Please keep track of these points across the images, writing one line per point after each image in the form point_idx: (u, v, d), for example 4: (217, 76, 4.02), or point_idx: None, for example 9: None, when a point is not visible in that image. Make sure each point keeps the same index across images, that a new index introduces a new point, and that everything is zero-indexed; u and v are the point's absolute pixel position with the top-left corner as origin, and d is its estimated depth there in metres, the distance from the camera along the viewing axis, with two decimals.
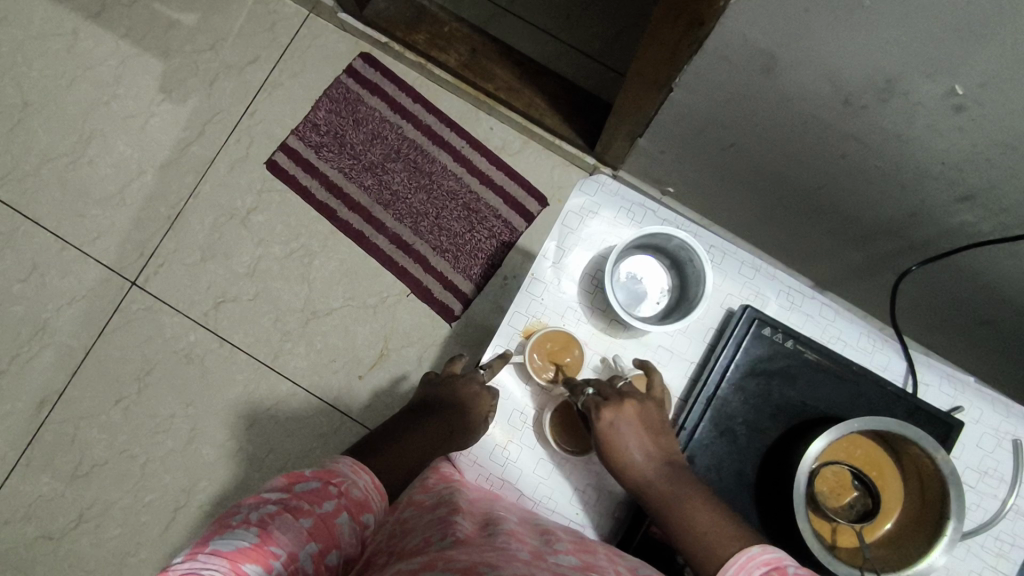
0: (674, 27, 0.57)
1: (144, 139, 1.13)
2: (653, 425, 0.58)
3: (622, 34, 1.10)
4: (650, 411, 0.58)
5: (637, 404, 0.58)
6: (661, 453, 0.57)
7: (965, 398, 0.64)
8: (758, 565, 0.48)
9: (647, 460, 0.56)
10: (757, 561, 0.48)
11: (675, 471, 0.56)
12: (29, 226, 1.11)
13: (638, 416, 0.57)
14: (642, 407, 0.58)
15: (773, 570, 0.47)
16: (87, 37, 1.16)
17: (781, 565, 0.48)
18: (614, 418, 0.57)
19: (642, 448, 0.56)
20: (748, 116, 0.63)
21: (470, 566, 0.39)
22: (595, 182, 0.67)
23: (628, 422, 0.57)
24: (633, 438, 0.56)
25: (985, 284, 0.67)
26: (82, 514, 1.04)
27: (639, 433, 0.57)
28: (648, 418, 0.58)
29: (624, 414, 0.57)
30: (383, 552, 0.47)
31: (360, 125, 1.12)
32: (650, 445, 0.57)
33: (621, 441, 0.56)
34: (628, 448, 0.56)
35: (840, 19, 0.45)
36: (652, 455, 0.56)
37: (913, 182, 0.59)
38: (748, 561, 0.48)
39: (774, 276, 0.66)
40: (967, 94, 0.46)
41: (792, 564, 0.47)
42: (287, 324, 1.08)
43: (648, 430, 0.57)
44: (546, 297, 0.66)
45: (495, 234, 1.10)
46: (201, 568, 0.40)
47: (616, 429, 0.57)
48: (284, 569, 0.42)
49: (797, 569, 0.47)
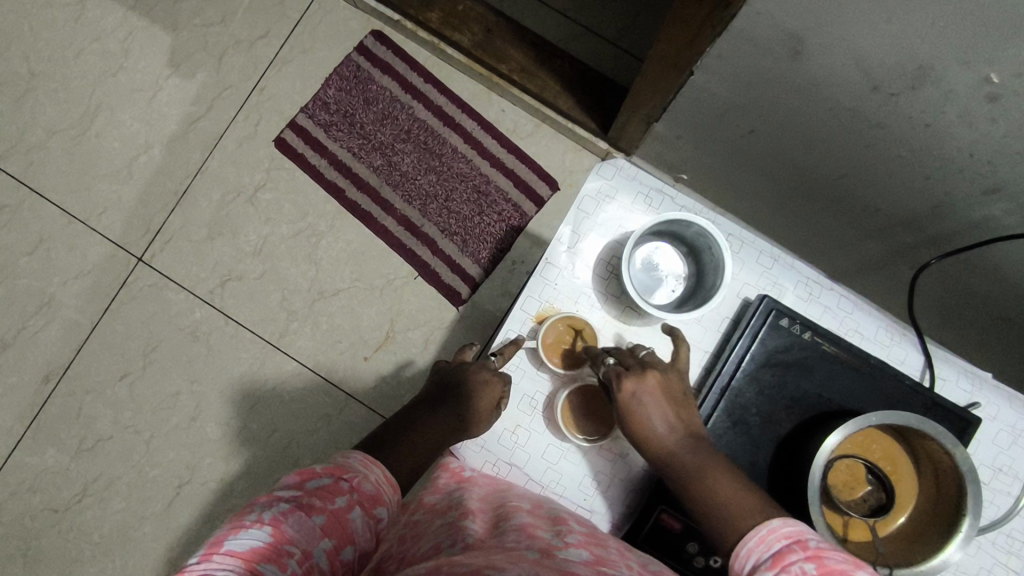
0: (699, 7, 0.55)
1: (152, 113, 1.12)
2: (676, 396, 0.57)
3: (638, 16, 1.08)
4: (672, 383, 0.58)
5: (659, 374, 0.58)
6: (683, 426, 0.56)
7: (983, 394, 0.63)
8: (778, 538, 0.46)
9: (668, 432, 0.56)
10: (777, 534, 0.47)
11: (695, 442, 0.55)
12: (35, 200, 1.10)
13: (659, 387, 0.57)
14: (665, 378, 0.58)
15: (793, 543, 0.45)
16: (94, 7, 1.14)
17: (802, 538, 0.46)
18: (636, 388, 0.56)
19: (664, 419, 0.56)
20: (772, 102, 0.62)
21: (476, 569, 0.39)
22: (613, 166, 0.66)
23: (650, 392, 0.57)
24: (654, 409, 0.56)
25: (1005, 280, 0.66)
26: (86, 488, 1.04)
27: (661, 404, 0.56)
28: (670, 389, 0.57)
29: (646, 385, 0.57)
30: (395, 559, 0.47)
31: (370, 104, 1.11)
32: (671, 415, 0.56)
33: (642, 412, 0.56)
34: (650, 420, 0.56)
35: (877, 3, 0.44)
36: (674, 427, 0.56)
37: (937, 174, 0.58)
38: (769, 535, 0.47)
39: (793, 266, 0.65)
40: (1002, 82, 0.45)
41: (814, 538, 0.45)
42: (294, 304, 1.07)
43: (670, 401, 0.57)
44: (559, 283, 0.65)
45: (504, 217, 1.09)
46: (215, 569, 0.40)
47: (637, 400, 0.56)
48: (299, 568, 0.42)
49: (819, 543, 0.45)
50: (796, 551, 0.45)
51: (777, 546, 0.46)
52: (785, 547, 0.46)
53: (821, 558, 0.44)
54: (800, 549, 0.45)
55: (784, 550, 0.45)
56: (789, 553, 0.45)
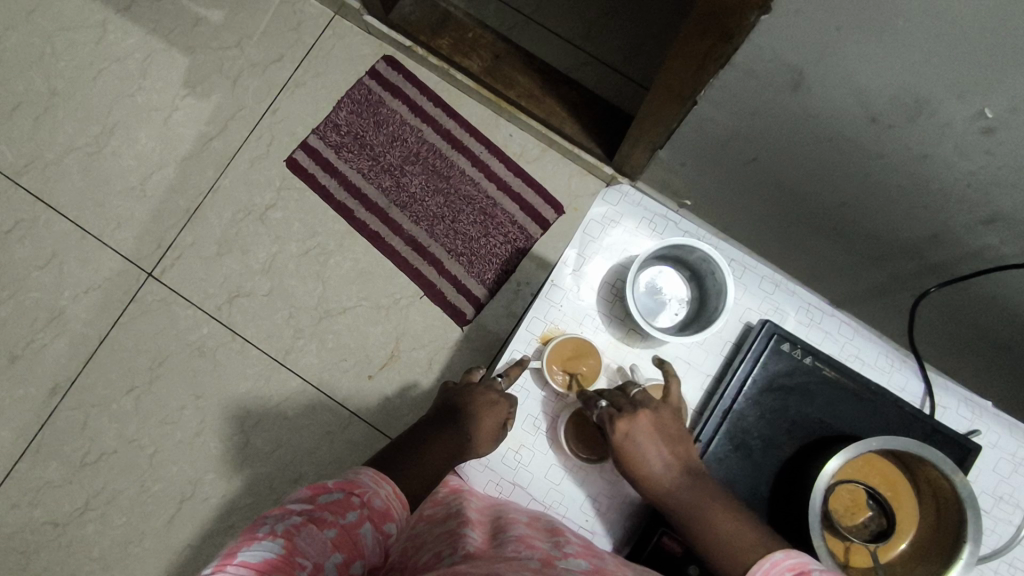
0: (701, 41, 0.58)
1: (167, 132, 1.14)
2: (669, 431, 0.57)
3: (642, 46, 1.11)
4: (665, 418, 0.58)
5: (651, 412, 0.57)
6: (681, 461, 0.56)
7: (982, 422, 0.64)
8: (782, 570, 0.48)
9: (664, 470, 0.56)
10: (780, 567, 0.48)
11: (693, 477, 0.55)
12: (50, 215, 1.12)
13: (653, 426, 0.57)
14: (657, 415, 0.57)
15: (798, 575, 0.47)
16: (114, 29, 1.17)
17: (806, 569, 0.47)
18: (629, 428, 0.57)
19: (660, 458, 0.56)
20: (773, 132, 0.64)
21: None
22: (618, 191, 0.67)
23: (644, 432, 0.57)
24: (649, 448, 0.56)
25: (1002, 309, 0.67)
26: (88, 502, 1.04)
27: (655, 443, 0.56)
28: (663, 426, 0.57)
29: (639, 425, 0.57)
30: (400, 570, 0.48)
31: (380, 126, 1.13)
32: (666, 453, 0.56)
33: (637, 455, 0.56)
34: (648, 461, 0.56)
35: (871, 39, 0.46)
36: (670, 464, 0.56)
37: (935, 204, 0.59)
38: (773, 568, 0.48)
39: (794, 292, 0.66)
40: (996, 117, 0.46)
41: (818, 569, 0.47)
42: (300, 321, 1.09)
43: (664, 439, 0.57)
44: (564, 304, 0.66)
45: (510, 239, 1.10)
46: None
47: (631, 440, 0.57)
48: None
49: (823, 573, 0.47)
50: None
51: None
52: None
53: None
54: None
55: None
56: None
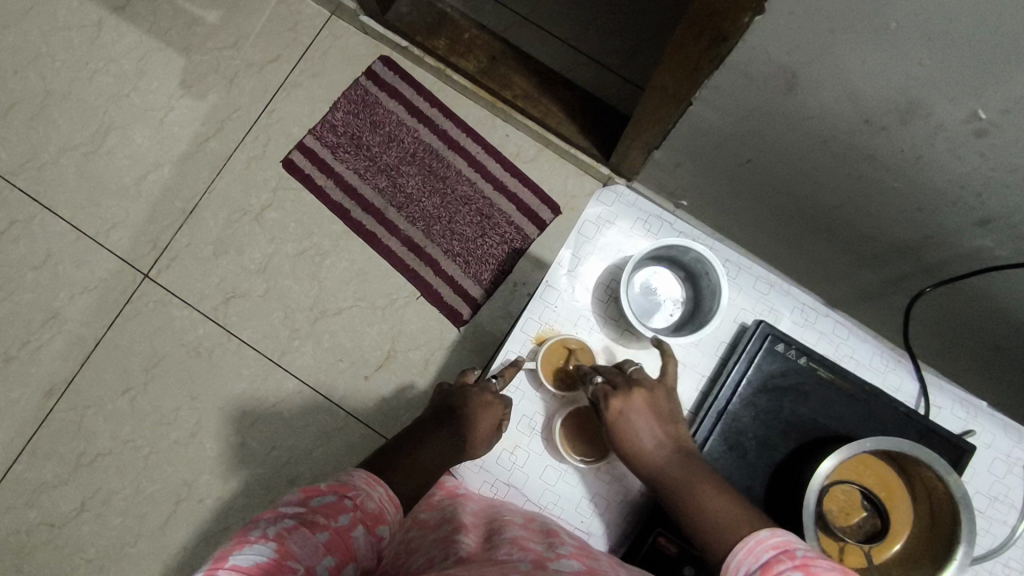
0: (696, 42, 0.58)
1: (163, 132, 1.14)
2: (663, 412, 0.58)
3: (639, 46, 1.11)
4: (659, 398, 0.58)
5: (646, 392, 0.58)
6: (673, 440, 0.57)
7: (977, 422, 0.64)
8: (766, 549, 0.47)
9: (656, 447, 0.56)
10: (765, 545, 0.47)
11: (685, 456, 0.55)
12: (45, 216, 1.12)
13: (647, 404, 0.58)
14: (651, 394, 0.58)
15: (780, 553, 0.46)
16: (110, 29, 1.17)
17: (789, 548, 0.46)
18: (623, 406, 0.57)
19: (652, 435, 0.57)
20: (769, 133, 0.64)
21: None
22: (613, 192, 0.67)
23: (638, 409, 0.57)
24: (643, 425, 0.57)
25: (997, 309, 0.67)
26: (83, 503, 1.04)
27: (649, 421, 0.57)
28: (657, 405, 0.58)
29: (633, 403, 0.57)
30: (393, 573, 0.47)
31: (377, 127, 1.13)
32: (660, 431, 0.57)
33: (631, 431, 0.57)
34: (640, 437, 0.57)
35: (864, 41, 0.46)
36: (663, 442, 0.56)
37: (930, 206, 0.59)
38: (757, 546, 0.47)
39: (789, 292, 0.66)
40: (989, 118, 0.46)
41: (802, 547, 0.46)
42: (297, 322, 1.08)
43: (658, 419, 0.57)
44: (559, 305, 0.66)
45: (506, 240, 1.10)
46: None
47: (625, 417, 0.57)
48: None
49: (807, 552, 0.45)
50: (784, 561, 0.45)
51: (766, 557, 0.46)
52: (773, 556, 0.46)
53: (809, 566, 0.44)
54: (788, 558, 0.45)
55: (772, 560, 0.46)
56: (777, 563, 0.45)
